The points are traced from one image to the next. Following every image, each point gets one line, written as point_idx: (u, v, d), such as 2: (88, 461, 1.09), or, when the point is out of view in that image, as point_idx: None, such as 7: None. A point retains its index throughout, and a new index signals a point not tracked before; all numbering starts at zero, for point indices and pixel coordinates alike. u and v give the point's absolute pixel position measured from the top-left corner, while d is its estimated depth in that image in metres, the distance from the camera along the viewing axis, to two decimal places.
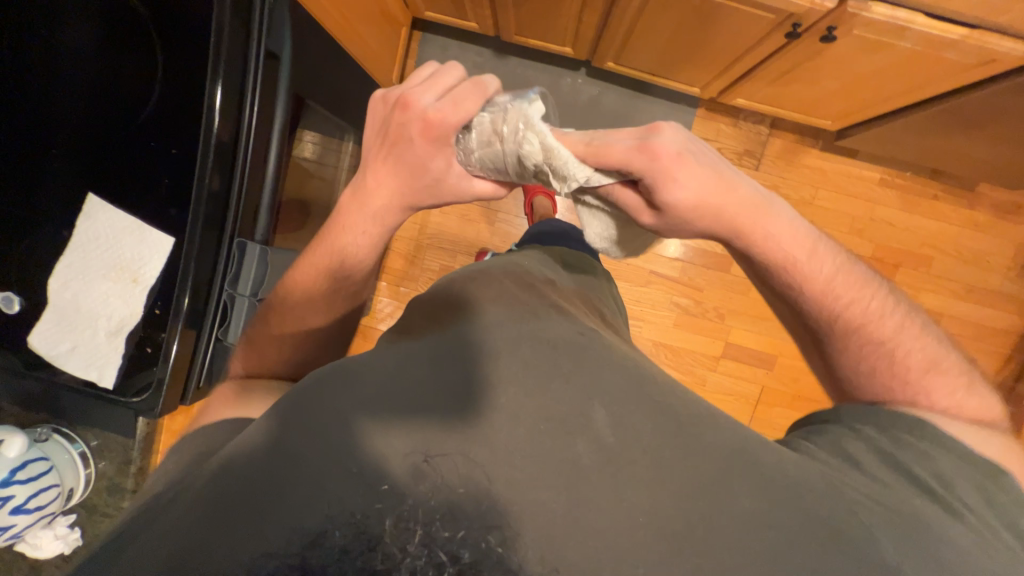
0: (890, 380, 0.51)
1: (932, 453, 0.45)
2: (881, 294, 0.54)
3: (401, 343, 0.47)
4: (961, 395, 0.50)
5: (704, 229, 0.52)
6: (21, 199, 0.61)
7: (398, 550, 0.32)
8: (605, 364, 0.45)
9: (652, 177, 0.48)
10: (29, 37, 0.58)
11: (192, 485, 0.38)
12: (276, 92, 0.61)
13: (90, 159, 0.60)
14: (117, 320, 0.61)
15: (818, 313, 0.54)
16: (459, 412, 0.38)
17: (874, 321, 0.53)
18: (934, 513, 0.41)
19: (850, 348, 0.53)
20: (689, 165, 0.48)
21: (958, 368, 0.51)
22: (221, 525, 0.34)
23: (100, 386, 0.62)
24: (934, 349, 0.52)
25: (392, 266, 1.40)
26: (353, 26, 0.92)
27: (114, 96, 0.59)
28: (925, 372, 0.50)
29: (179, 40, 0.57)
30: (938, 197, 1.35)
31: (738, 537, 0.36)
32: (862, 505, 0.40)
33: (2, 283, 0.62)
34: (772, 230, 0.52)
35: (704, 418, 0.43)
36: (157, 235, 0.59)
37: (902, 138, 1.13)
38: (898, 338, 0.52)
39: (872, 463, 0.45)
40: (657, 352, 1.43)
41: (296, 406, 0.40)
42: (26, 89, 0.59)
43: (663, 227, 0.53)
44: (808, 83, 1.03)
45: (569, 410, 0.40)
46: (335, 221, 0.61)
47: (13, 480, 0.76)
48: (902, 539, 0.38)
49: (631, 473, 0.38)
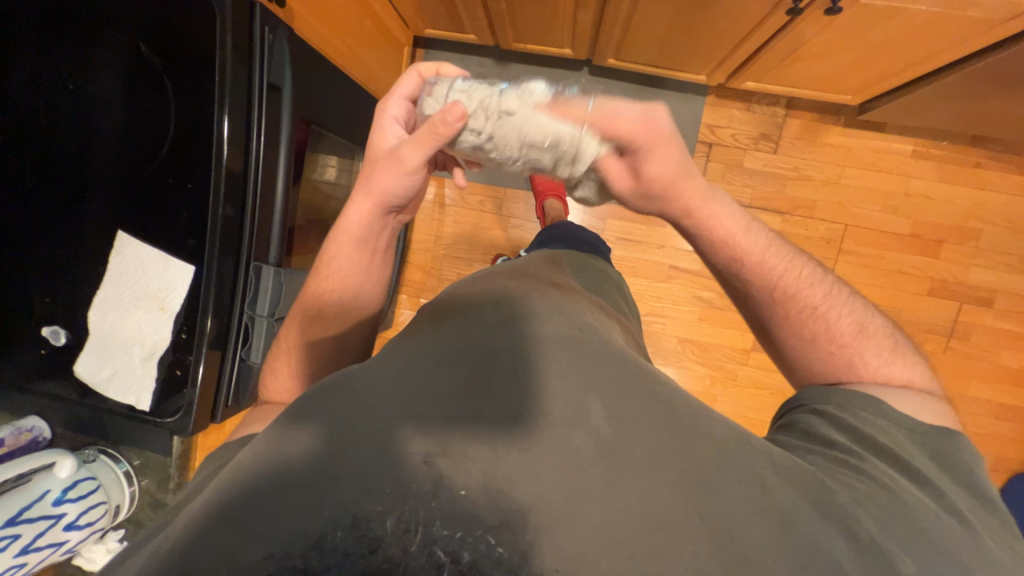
0: (829, 344, 0.57)
1: (888, 428, 0.48)
2: (812, 264, 0.62)
3: (405, 344, 0.49)
4: (889, 355, 0.55)
5: (665, 204, 0.62)
6: (61, 241, 0.66)
7: (399, 552, 0.31)
8: (605, 359, 0.46)
9: (644, 148, 0.55)
10: (57, 93, 0.64)
11: (199, 502, 0.38)
12: (280, 124, 0.67)
13: (116, 198, 0.65)
14: (149, 346, 0.65)
15: (759, 285, 0.61)
16: (460, 406, 0.40)
17: (806, 288, 0.60)
18: (909, 488, 0.42)
19: (792, 318, 0.59)
20: (677, 147, 0.57)
21: (881, 331, 0.58)
22: (226, 534, 0.34)
23: (140, 409, 0.67)
24: (862, 314, 0.59)
25: (411, 279, 1.44)
26: (354, 50, 0.96)
27: (132, 138, 0.64)
28: (857, 333, 0.57)
29: (189, 82, 0.61)
30: (982, 164, 1.25)
31: (732, 517, 0.37)
32: (844, 490, 0.41)
33: (49, 318, 0.68)
34: (717, 212, 0.62)
35: (698, 410, 0.45)
36: (180, 265, 0.63)
37: (932, 105, 1.06)
38: (828, 304, 0.59)
39: (846, 443, 0.46)
40: (683, 348, 1.40)
41: (306, 414, 0.41)
42: (58, 141, 0.65)
43: (636, 197, 0.62)
44: (821, 59, 0.99)
45: (566, 402, 0.41)
46: (342, 253, 0.63)
47: (65, 499, 0.83)
48: (886, 515, 0.39)
49: (626, 462, 0.38)
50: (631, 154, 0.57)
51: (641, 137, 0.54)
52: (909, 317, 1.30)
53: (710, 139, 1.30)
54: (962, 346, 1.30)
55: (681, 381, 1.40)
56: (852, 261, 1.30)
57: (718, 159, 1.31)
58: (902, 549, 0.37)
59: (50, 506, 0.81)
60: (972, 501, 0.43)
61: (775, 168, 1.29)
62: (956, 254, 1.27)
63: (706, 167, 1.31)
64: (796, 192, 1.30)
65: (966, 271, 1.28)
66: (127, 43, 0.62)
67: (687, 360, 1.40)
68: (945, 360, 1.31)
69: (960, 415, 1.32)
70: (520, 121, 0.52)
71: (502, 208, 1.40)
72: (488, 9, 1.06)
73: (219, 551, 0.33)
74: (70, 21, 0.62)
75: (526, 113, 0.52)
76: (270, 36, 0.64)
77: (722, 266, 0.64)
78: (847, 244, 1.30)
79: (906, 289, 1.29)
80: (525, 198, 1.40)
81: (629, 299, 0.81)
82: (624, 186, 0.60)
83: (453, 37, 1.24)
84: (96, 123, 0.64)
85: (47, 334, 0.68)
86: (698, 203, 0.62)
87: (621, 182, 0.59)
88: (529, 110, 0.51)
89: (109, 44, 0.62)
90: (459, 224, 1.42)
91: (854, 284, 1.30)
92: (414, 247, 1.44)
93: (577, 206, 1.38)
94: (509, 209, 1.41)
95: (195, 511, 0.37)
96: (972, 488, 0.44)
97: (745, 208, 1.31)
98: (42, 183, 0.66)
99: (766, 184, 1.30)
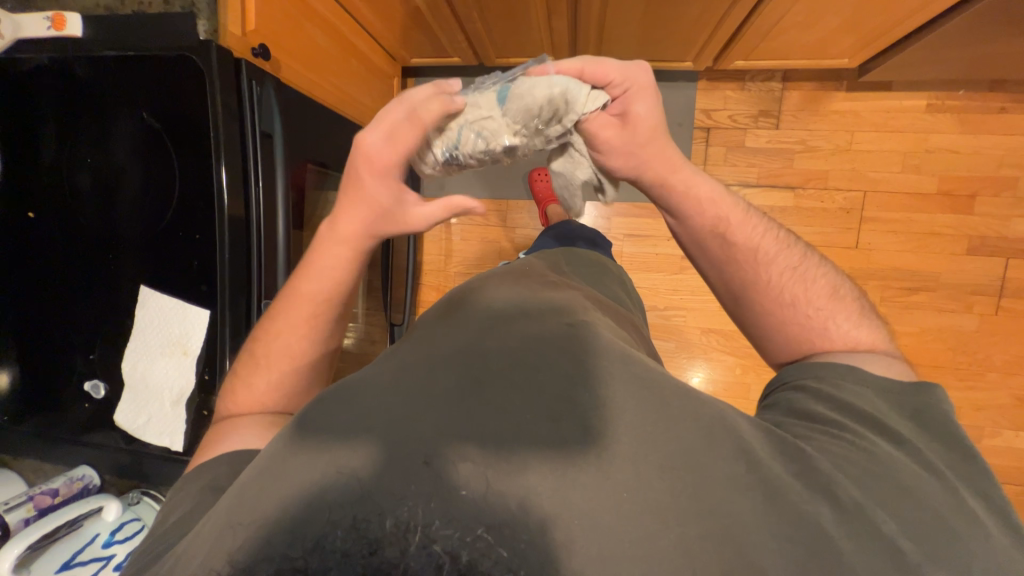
0: (805, 308, 0.58)
1: (865, 392, 0.48)
2: (782, 231, 0.64)
3: (398, 351, 0.50)
4: (858, 318, 0.57)
5: (647, 160, 0.62)
6: (93, 301, 0.72)
7: (399, 553, 0.31)
8: (594, 350, 0.46)
9: (632, 88, 0.58)
10: (78, 166, 0.70)
11: (208, 524, 0.40)
12: (276, 167, 0.71)
13: (135, 256, 0.70)
14: (177, 391, 0.70)
15: (742, 248, 0.61)
16: (453, 408, 0.40)
17: (782, 253, 0.61)
18: (888, 449, 0.43)
19: (772, 280, 0.60)
20: (658, 99, 0.60)
21: (853, 294, 0.60)
22: (236, 544, 0.35)
23: (175, 450, 0.72)
24: (834, 278, 0.61)
25: (426, 300, 1.47)
26: (343, 90, 1.01)
27: (143, 199, 0.69)
28: (830, 296, 0.58)
29: (187, 141, 0.66)
30: (1008, 108, 1.16)
31: (722, 498, 0.37)
32: (821, 455, 0.42)
33: (90, 373, 0.74)
34: (689, 177, 0.63)
35: (686, 391, 0.44)
36: (196, 310, 0.68)
37: (936, 56, 1.01)
38: (803, 266, 0.60)
39: (826, 413, 0.47)
40: (709, 339, 1.36)
41: (302, 428, 0.42)
42: (83, 210, 0.71)
43: (625, 147, 0.61)
44: (807, 26, 0.96)
45: (557, 396, 0.41)
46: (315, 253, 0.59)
47: (114, 541, 0.89)
48: (864, 475, 0.40)
49: (615, 450, 0.38)
50: (616, 99, 0.59)
51: (634, 76, 0.58)
52: (950, 280, 1.22)
53: (707, 124, 1.28)
54: (1018, 304, 1.20)
55: (711, 373, 1.36)
56: (878, 228, 1.23)
57: (718, 142, 1.28)
58: (889, 511, 0.38)
59: (100, 548, 0.88)
60: (949, 454, 0.44)
61: (779, 143, 1.25)
62: (992, 207, 1.19)
63: (708, 151, 1.28)
64: (805, 165, 1.25)
65: (1008, 223, 1.19)
66: (132, 115, 0.68)
67: (714, 350, 1.35)
68: (998, 321, 1.21)
69: None
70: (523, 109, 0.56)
71: (507, 220, 1.41)
72: (466, 30, 1.09)
73: (230, 559, 0.34)
74: (83, 103, 0.69)
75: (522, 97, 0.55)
76: (258, 87, 0.69)
77: (705, 230, 0.63)
78: (869, 211, 1.24)
79: (941, 251, 1.21)
80: (528, 207, 1.41)
81: (631, 291, 0.81)
82: (610, 135, 0.60)
83: (439, 62, 1.28)
84: (112, 190, 0.70)
85: (89, 388, 0.74)
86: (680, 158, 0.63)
87: (605, 131, 0.60)
88: (523, 95, 0.55)
89: (118, 118, 0.68)
90: (467, 241, 1.45)
91: (883, 252, 1.24)
92: (426, 269, 1.47)
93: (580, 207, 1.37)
94: (514, 220, 1.42)
95: (210, 532, 0.38)
96: (948, 438, 0.45)
97: (753, 187, 1.27)
98: (74, 249, 0.72)
99: (772, 161, 1.26)
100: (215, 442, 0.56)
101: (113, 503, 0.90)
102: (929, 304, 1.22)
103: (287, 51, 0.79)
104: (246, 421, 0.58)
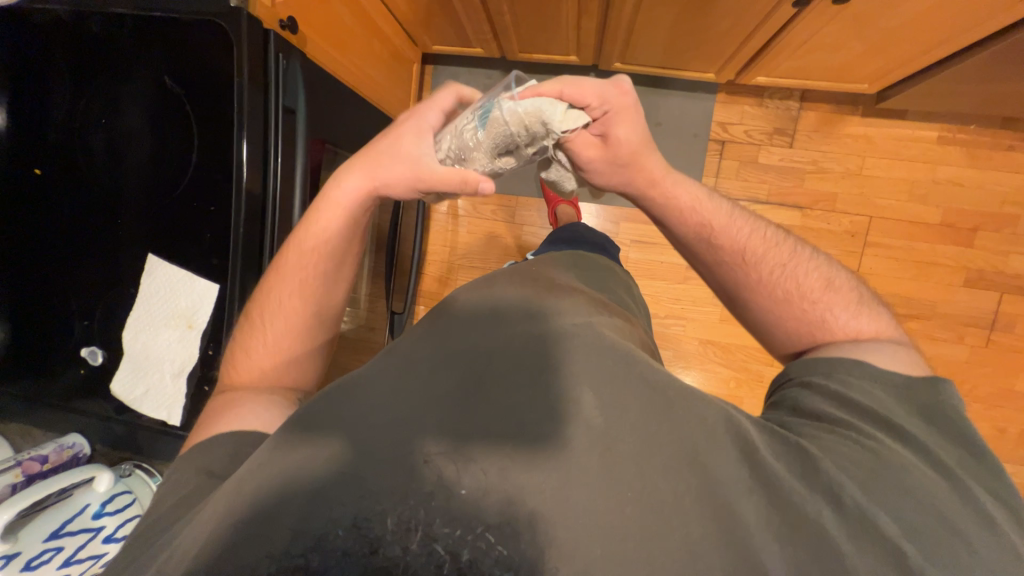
0: (799, 303, 0.58)
1: (872, 389, 0.48)
2: (772, 226, 0.64)
3: (394, 350, 0.48)
4: (857, 307, 0.57)
5: (627, 178, 0.65)
6: (97, 264, 0.70)
7: (399, 552, 0.31)
8: (601, 354, 0.44)
9: (611, 111, 0.59)
10: (89, 125, 0.68)
11: (214, 505, 0.40)
12: (296, 144, 0.70)
13: (143, 222, 0.68)
14: (179, 363, 0.68)
15: (731, 247, 0.62)
16: (453, 407, 0.39)
17: (772, 249, 0.61)
18: (895, 449, 0.43)
19: (763, 278, 0.60)
20: (641, 115, 0.61)
21: (848, 283, 0.60)
22: (239, 538, 0.34)
23: (171, 424, 0.71)
24: (827, 269, 0.61)
25: (427, 290, 1.46)
26: (364, 71, 0.99)
27: (157, 165, 0.67)
28: (825, 289, 0.58)
29: (208, 110, 0.64)
30: (1015, 147, 1.19)
31: (723, 498, 0.38)
32: (825, 457, 0.42)
33: (87, 339, 0.72)
34: (675, 183, 0.65)
35: (688, 393, 0.44)
36: (205, 284, 0.66)
37: (953, 90, 1.03)
38: (794, 261, 0.60)
39: (832, 413, 0.47)
40: (706, 350, 1.37)
41: (307, 421, 0.41)
42: (93, 170, 0.69)
43: (606, 167, 0.64)
44: (832, 49, 0.97)
45: (556, 398, 0.40)
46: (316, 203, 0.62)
47: (103, 512, 0.89)
48: (870, 479, 0.40)
49: (620, 447, 0.38)
50: (597, 120, 0.60)
51: (611, 98, 0.58)
52: (946, 310, 1.24)
53: (722, 137, 1.28)
54: (1007, 338, 1.23)
55: (704, 384, 1.37)
56: (880, 254, 1.25)
57: (732, 156, 1.28)
58: (888, 512, 0.39)
59: (91, 518, 0.87)
60: (958, 451, 0.44)
61: (791, 162, 1.27)
62: (992, 242, 1.21)
63: (720, 165, 1.29)
64: (815, 185, 1.26)
65: (1005, 258, 1.22)
66: (152, 77, 0.66)
67: (710, 362, 1.37)
68: (987, 353, 1.24)
69: (1006, 412, 1.25)
70: (499, 137, 0.53)
71: (514, 216, 1.40)
72: (492, 21, 1.07)
73: (229, 552, 0.34)
74: (100, 61, 0.67)
75: (489, 131, 0.53)
76: (284, 61, 0.67)
77: (693, 232, 0.64)
78: (873, 236, 1.25)
79: (939, 281, 1.24)
80: (537, 204, 1.40)
81: (636, 293, 0.82)
82: (592, 154, 0.62)
83: (460, 52, 1.27)
84: (125, 152, 0.68)
85: (86, 354, 0.72)
86: (660, 174, 0.65)
87: (588, 151, 0.62)
88: (493, 130, 0.52)
89: (136, 79, 0.66)
90: (473, 234, 1.44)
91: (883, 277, 1.25)
92: (430, 258, 1.46)
93: (589, 209, 1.37)
94: (522, 216, 1.41)
95: (209, 525, 0.37)
96: (956, 434, 0.45)
97: (762, 204, 1.28)
98: (81, 210, 0.70)
99: (783, 179, 1.27)
100: (213, 417, 0.55)
101: (107, 474, 0.89)
102: (924, 332, 1.25)
103: (314, 28, 0.78)
104: (250, 397, 0.57)
